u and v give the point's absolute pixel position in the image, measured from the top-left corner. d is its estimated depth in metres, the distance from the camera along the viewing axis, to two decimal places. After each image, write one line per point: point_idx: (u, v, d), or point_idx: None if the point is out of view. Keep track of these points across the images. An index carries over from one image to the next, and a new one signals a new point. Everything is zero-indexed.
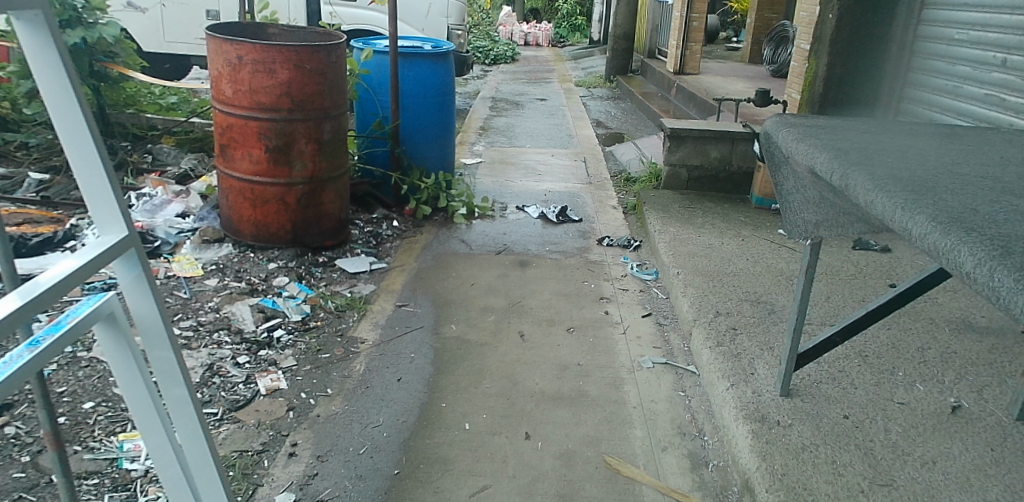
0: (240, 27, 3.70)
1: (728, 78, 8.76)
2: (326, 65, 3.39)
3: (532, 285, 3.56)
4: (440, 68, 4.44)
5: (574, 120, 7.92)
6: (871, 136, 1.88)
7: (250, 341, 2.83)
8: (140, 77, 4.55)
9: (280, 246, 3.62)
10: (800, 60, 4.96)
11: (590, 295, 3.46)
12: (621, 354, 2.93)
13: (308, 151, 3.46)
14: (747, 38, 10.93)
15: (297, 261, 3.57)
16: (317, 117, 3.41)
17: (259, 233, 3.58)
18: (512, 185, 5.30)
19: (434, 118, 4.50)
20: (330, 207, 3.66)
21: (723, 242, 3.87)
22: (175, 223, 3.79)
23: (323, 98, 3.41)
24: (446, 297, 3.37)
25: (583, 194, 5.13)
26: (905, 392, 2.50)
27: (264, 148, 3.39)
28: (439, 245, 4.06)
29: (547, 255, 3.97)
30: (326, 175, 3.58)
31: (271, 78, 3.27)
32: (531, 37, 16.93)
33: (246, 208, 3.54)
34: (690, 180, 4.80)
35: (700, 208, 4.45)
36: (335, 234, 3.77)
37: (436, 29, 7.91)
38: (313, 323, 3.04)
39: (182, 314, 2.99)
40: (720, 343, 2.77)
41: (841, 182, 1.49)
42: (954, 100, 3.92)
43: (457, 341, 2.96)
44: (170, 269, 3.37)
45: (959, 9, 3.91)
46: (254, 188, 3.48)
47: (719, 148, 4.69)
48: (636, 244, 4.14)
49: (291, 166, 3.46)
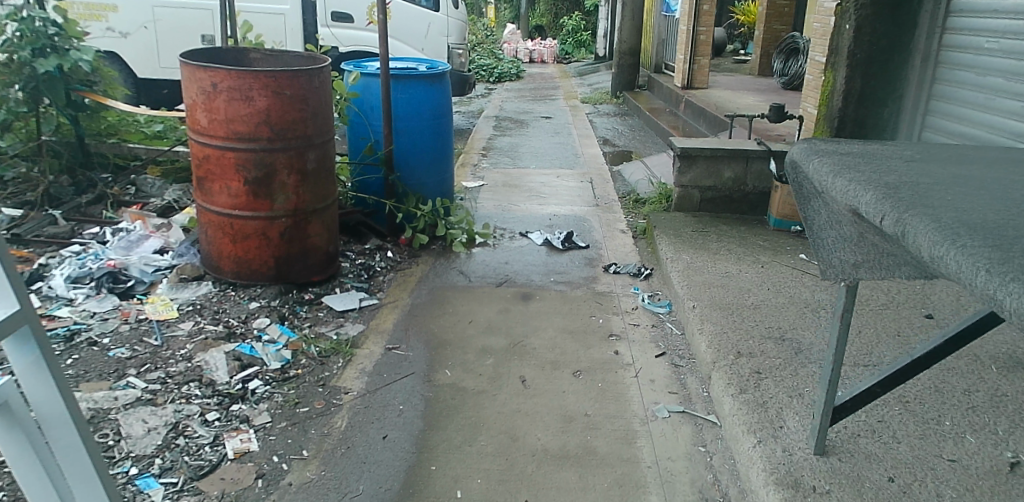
0: (218, 53, 3.49)
1: (738, 92, 8.53)
2: (308, 91, 3.17)
3: (535, 322, 3.27)
4: (435, 90, 4.20)
5: (580, 138, 7.67)
6: (919, 163, 1.61)
7: (223, 395, 2.57)
8: (120, 106, 4.30)
9: (263, 284, 3.37)
10: (816, 73, 4.72)
11: (597, 333, 3.17)
12: (633, 401, 2.63)
13: (290, 182, 3.22)
14: (755, 51, 10.73)
15: (281, 300, 3.32)
16: (299, 146, 3.18)
17: (240, 270, 3.33)
18: (516, 209, 5.05)
19: (430, 142, 4.26)
20: (316, 240, 3.43)
21: (741, 269, 3.59)
22: (151, 260, 3.49)
23: (305, 125, 3.18)
24: (441, 338, 3.09)
25: (590, 218, 4.86)
26: (956, 446, 2.21)
27: (242, 180, 3.15)
28: (436, 277, 3.80)
29: (551, 286, 3.70)
30: (311, 207, 3.35)
31: (248, 105, 3.04)
32: (536, 54, 16.76)
33: (226, 244, 3.30)
34: (703, 201, 4.53)
35: (715, 232, 4.18)
36: (323, 269, 3.53)
37: (436, 49, 7.73)
38: (293, 372, 2.77)
39: (150, 365, 2.73)
40: (743, 390, 2.49)
41: (895, 227, 1.20)
42: (987, 114, 3.66)
43: (452, 390, 2.68)
44: (141, 311, 3.10)
45: (988, 16, 3.66)
46: (233, 222, 3.24)
47: (733, 168, 4.43)
48: (647, 272, 3.85)
49: (272, 199, 3.22)
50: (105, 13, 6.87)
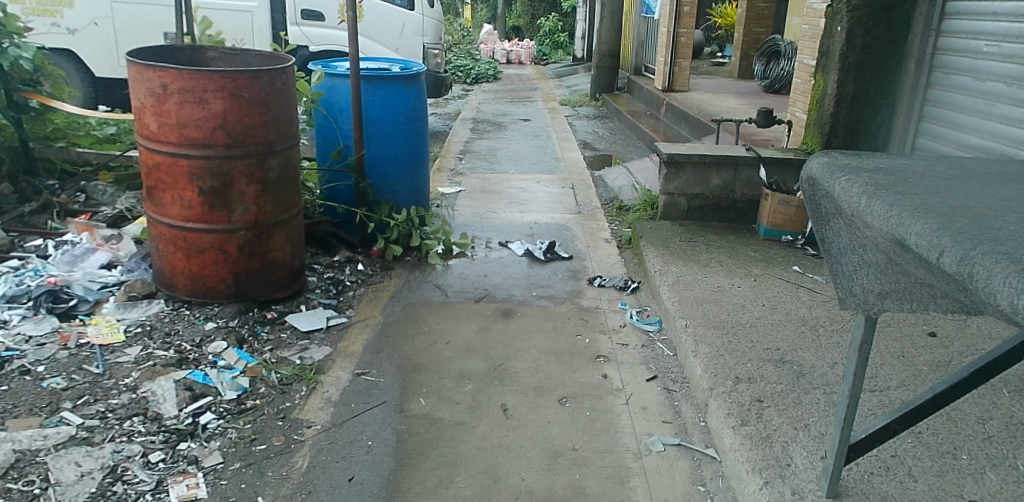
0: (171, 51, 3.22)
1: (720, 95, 8.39)
2: (270, 93, 2.91)
3: (517, 342, 3.04)
4: (410, 93, 3.96)
5: (560, 142, 7.47)
6: (960, 181, 1.41)
7: (170, 431, 2.31)
8: (67, 109, 4.00)
9: (221, 302, 3.11)
10: (805, 77, 4.57)
11: (583, 354, 2.95)
12: (625, 432, 2.41)
13: (250, 192, 2.96)
14: (735, 53, 10.62)
15: (240, 320, 3.06)
16: (259, 153, 2.93)
17: (195, 287, 3.07)
18: (494, 216, 4.82)
19: (404, 148, 4.02)
20: (279, 254, 3.18)
21: (733, 284, 3.40)
22: (97, 276, 3.21)
23: (266, 130, 2.93)
24: (415, 361, 2.85)
25: (572, 226, 4.65)
26: (976, 485, 2.02)
27: (197, 190, 2.89)
28: (410, 292, 3.55)
29: (533, 301, 3.48)
30: (273, 219, 3.09)
31: (202, 108, 2.78)
32: (513, 55, 16.55)
33: (180, 259, 3.04)
34: (690, 210, 4.34)
35: (703, 242, 3.99)
36: (287, 285, 3.27)
37: (411, 49, 7.48)
38: (250, 403, 2.51)
39: (90, 397, 2.46)
40: (744, 421, 2.28)
41: (959, 268, 1.00)
42: (986, 120, 3.52)
43: (427, 422, 2.44)
44: (83, 335, 2.82)
45: (988, 19, 3.50)
46: (187, 236, 2.98)
47: (721, 175, 4.25)
48: (634, 285, 3.64)
49: (229, 210, 2.96)
50: (59, 10, 6.56)
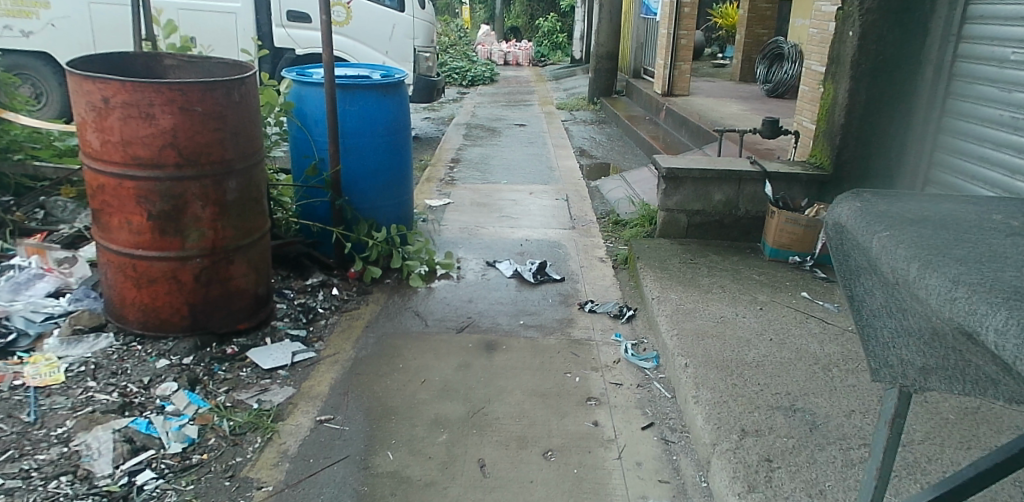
0: (122, 59, 2.95)
1: (721, 100, 8.11)
2: (226, 107, 2.63)
3: (500, 381, 2.76)
4: (390, 102, 3.67)
5: (556, 149, 7.19)
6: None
7: (101, 495, 2.05)
8: (23, 120, 3.71)
9: (176, 336, 2.83)
10: (813, 85, 4.30)
11: (573, 396, 2.68)
12: (617, 495, 2.14)
13: (205, 216, 2.68)
14: (737, 55, 10.34)
15: (195, 356, 2.78)
16: (215, 172, 2.64)
17: (147, 320, 2.79)
18: (483, 233, 4.54)
19: (384, 161, 3.73)
20: (240, 282, 2.89)
21: (738, 313, 3.13)
22: (42, 305, 2.94)
23: (222, 147, 2.65)
24: (385, 405, 2.58)
25: (565, 243, 4.38)
26: None
27: (145, 214, 2.60)
28: (387, 321, 3.27)
29: (520, 331, 3.20)
30: (233, 244, 2.81)
31: (149, 124, 2.50)
32: (511, 56, 16.28)
33: (130, 289, 2.75)
34: (691, 227, 4.07)
35: (704, 264, 3.72)
36: (250, 315, 2.99)
37: (401, 53, 7.20)
38: (196, 458, 2.24)
39: (15, 452, 2.19)
40: (751, 487, 2.01)
41: None
42: (1012, 134, 3.25)
43: (394, 482, 2.17)
44: (18, 375, 2.55)
45: (1014, 24, 3.22)
46: (137, 264, 2.69)
47: (724, 191, 3.98)
48: (630, 312, 3.37)
49: (183, 235, 2.67)
50: (35, 11, 6.26)
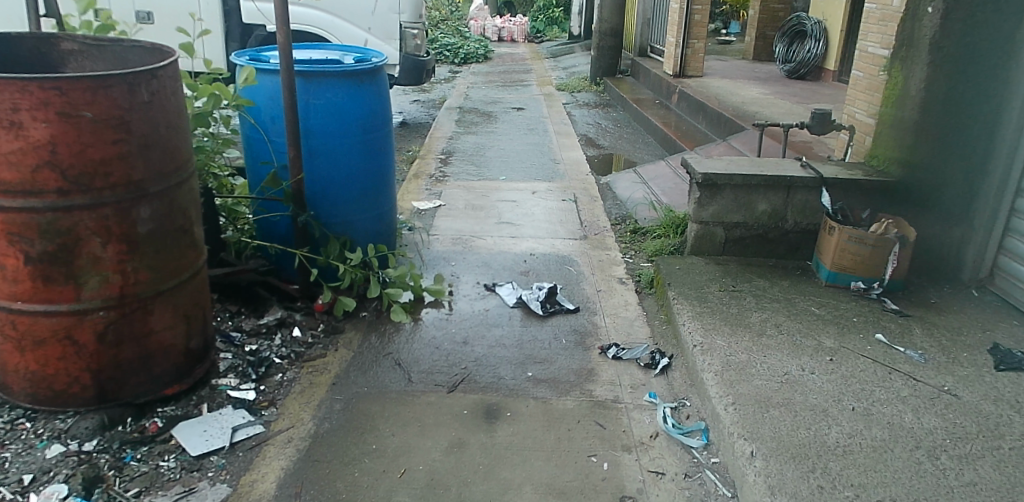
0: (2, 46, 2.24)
1: (738, 82, 7.40)
2: (131, 110, 1.93)
3: (504, 472, 2.10)
4: (366, 94, 2.95)
5: (558, 137, 6.48)
6: None
7: None
8: None
9: (78, 411, 2.15)
10: (872, 71, 3.59)
11: (602, 494, 2.02)
12: None
13: (108, 256, 1.98)
14: (749, 32, 9.59)
15: (103, 440, 2.11)
16: (117, 198, 1.95)
17: (38, 391, 2.11)
18: (479, 245, 3.85)
19: (359, 166, 3.03)
20: (162, 337, 2.20)
21: (803, 367, 2.47)
22: None
23: (127, 165, 1.95)
24: None
25: (577, 258, 3.70)
26: None
27: (22, 257, 1.91)
28: (359, 375, 2.60)
29: (527, 389, 2.53)
30: (149, 290, 2.11)
31: (16, 136, 1.81)
32: (505, 32, 15.45)
33: (12, 351, 2.07)
34: (729, 242, 3.40)
35: (749, 292, 3.06)
36: (180, 377, 2.30)
37: (385, 30, 6.42)
38: None
39: None
40: None
41: None
42: None
43: None
44: None
45: None
46: (18, 320, 2.01)
47: (770, 200, 3.30)
48: (663, 358, 2.71)
49: (77, 283, 1.97)
50: None
